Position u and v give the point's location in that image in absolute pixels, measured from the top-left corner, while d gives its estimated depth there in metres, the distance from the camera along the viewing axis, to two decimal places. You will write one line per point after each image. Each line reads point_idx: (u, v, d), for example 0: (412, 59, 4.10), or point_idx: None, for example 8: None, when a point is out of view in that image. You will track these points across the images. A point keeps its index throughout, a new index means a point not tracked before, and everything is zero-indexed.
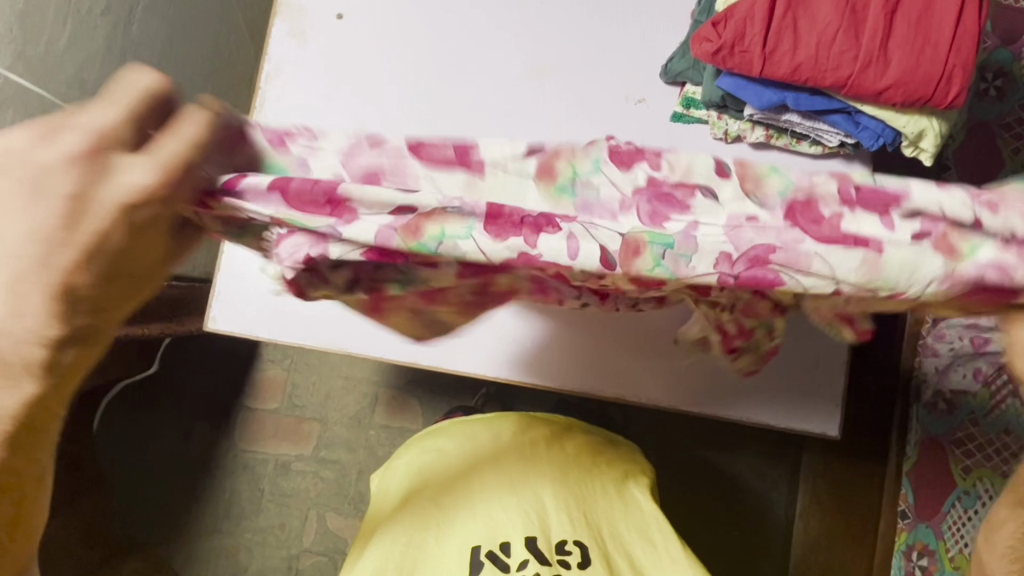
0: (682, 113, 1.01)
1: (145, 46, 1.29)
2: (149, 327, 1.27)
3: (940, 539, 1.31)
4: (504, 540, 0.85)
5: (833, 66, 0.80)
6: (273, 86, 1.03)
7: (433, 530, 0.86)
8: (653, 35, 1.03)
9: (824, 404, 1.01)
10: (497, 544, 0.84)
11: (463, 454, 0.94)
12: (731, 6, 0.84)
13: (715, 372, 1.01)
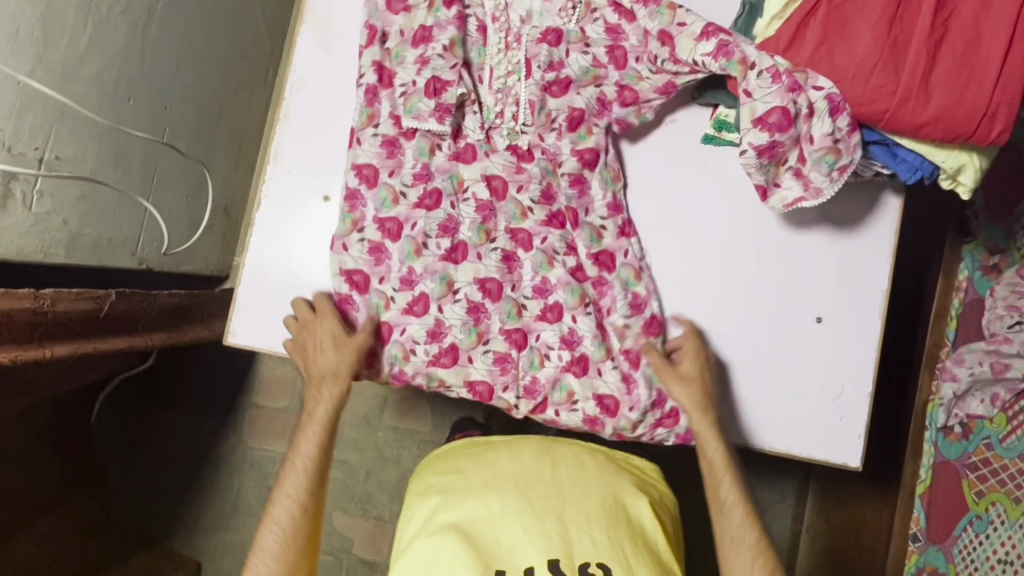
0: (714, 135, 0.99)
1: (163, 45, 1.28)
2: (150, 338, 1.30)
3: (950, 562, 1.37)
4: (526, 567, 0.83)
5: (870, 100, 0.78)
6: (297, 96, 0.99)
7: (449, 550, 0.83)
8: None
9: (846, 433, 1.00)
10: (520, 571, 0.82)
11: (483, 482, 0.93)
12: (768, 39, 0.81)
13: (744, 398, 1.00)
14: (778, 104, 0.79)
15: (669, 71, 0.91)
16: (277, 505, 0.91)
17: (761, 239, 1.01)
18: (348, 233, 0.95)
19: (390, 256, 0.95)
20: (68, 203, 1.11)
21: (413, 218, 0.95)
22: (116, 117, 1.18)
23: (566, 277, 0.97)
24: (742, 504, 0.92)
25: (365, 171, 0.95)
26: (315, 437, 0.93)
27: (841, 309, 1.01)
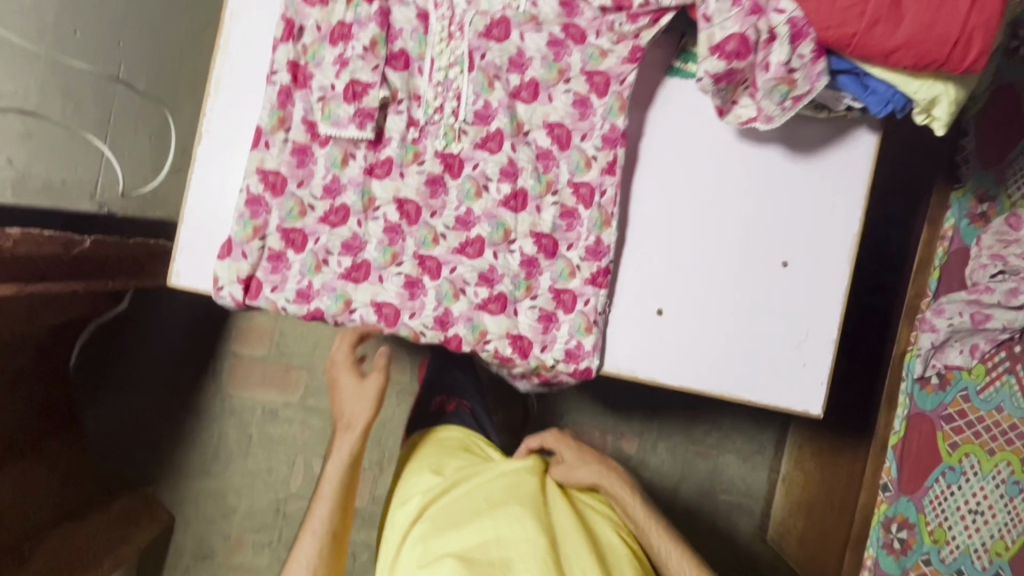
0: (680, 67, 0.95)
1: None
2: (111, 283, 1.25)
3: (921, 513, 1.36)
4: None
5: (837, 23, 0.72)
6: (237, 24, 0.92)
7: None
8: None
9: (810, 380, 0.97)
10: None
11: (476, 505, 0.88)
12: None
13: (709, 345, 0.97)
14: (736, 30, 0.74)
15: (630, 34, 0.87)
16: (303, 539, 0.94)
17: (727, 179, 0.97)
18: (248, 241, 0.91)
19: (291, 266, 0.93)
20: (11, 139, 1.07)
21: (317, 232, 0.92)
22: (60, 49, 1.13)
23: (469, 312, 0.94)
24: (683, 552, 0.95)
25: (271, 178, 0.91)
26: (342, 465, 1.00)
27: (809, 253, 0.97)
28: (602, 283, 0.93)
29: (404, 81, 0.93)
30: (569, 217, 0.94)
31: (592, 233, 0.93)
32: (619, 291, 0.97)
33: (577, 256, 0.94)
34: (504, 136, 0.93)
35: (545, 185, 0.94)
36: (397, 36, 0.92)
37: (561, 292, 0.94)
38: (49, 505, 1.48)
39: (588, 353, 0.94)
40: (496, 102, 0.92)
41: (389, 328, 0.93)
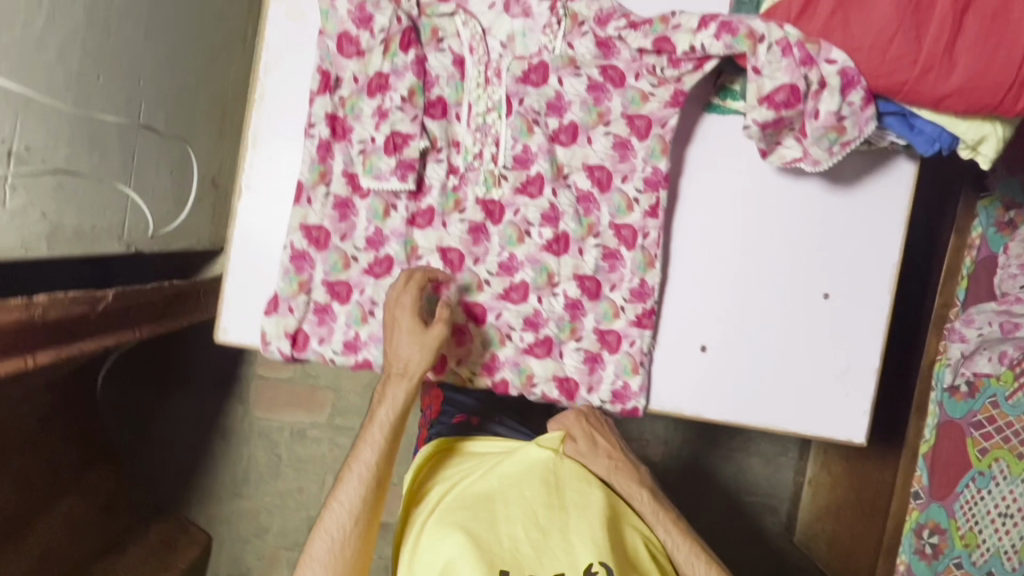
0: (719, 103, 0.94)
1: (129, 15, 1.20)
2: (138, 330, 1.28)
3: (952, 518, 1.36)
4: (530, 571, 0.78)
5: (887, 72, 0.72)
6: (272, 77, 0.91)
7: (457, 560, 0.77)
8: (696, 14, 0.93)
9: (853, 410, 0.98)
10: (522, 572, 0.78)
11: (486, 487, 0.87)
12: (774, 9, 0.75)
13: (752, 379, 0.98)
14: (786, 81, 0.74)
15: (671, 79, 0.87)
16: (330, 517, 0.85)
17: (768, 212, 0.96)
18: (294, 296, 0.91)
19: (336, 318, 0.93)
20: (45, 194, 1.06)
21: (362, 284, 0.92)
22: (85, 97, 1.12)
23: (516, 357, 0.95)
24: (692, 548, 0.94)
25: (315, 234, 0.91)
26: (391, 416, 0.87)
27: (849, 285, 0.97)
28: (647, 324, 0.94)
29: (443, 129, 0.92)
30: (611, 260, 0.94)
31: (635, 271, 0.93)
32: (662, 328, 0.98)
33: (621, 297, 0.95)
34: (544, 180, 0.93)
35: (587, 228, 0.94)
36: (434, 84, 0.91)
37: (606, 333, 0.95)
38: (95, 538, 1.50)
39: (635, 394, 0.95)
40: (536, 146, 0.92)
41: (438, 375, 0.95)
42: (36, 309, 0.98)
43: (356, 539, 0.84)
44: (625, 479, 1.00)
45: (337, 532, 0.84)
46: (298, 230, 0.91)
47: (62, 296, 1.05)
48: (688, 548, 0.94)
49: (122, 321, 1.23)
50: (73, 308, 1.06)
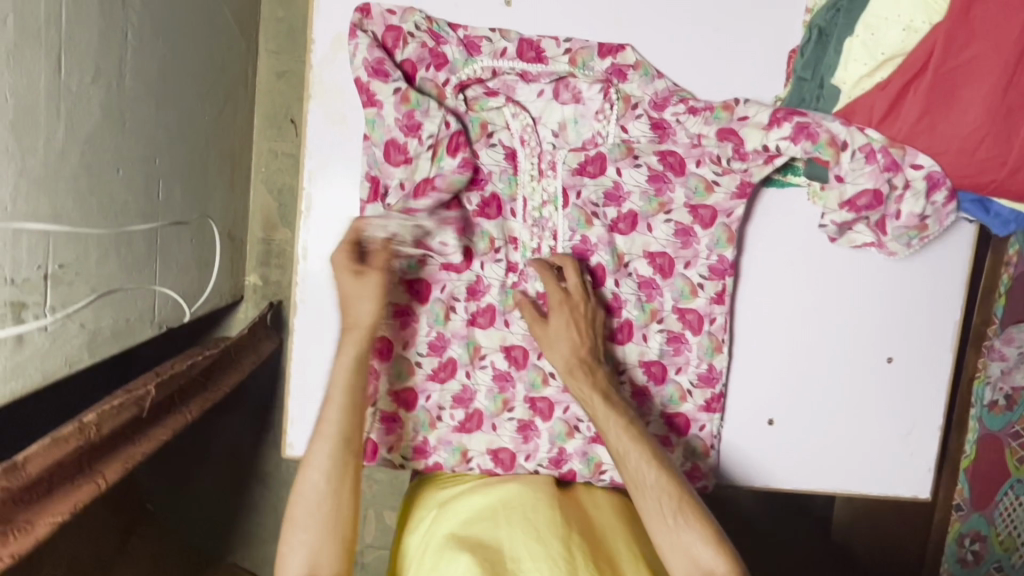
0: (779, 179, 0.92)
1: (140, 96, 1.14)
2: (191, 411, 1.11)
3: (993, 526, 1.34)
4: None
5: (975, 173, 0.70)
6: (317, 185, 0.88)
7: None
8: (752, 91, 0.89)
9: (918, 469, 0.99)
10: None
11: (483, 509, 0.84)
12: (852, 109, 0.73)
13: (820, 447, 0.98)
14: (869, 185, 0.72)
15: (737, 169, 0.85)
16: (303, 513, 0.76)
17: (830, 282, 0.95)
18: (363, 410, 0.90)
19: (405, 425, 0.92)
20: (81, 304, 1.02)
21: (427, 389, 0.92)
22: (107, 190, 1.06)
23: (584, 447, 0.94)
24: (711, 540, 0.74)
25: (377, 345, 0.90)
26: (348, 365, 0.80)
27: (913, 348, 0.97)
28: (716, 408, 0.94)
29: (499, 228, 0.90)
30: (677, 345, 0.93)
31: (699, 355, 0.93)
32: (728, 404, 0.97)
33: (687, 381, 0.94)
34: (606, 272, 0.90)
35: (650, 314, 0.92)
36: (487, 181, 0.89)
37: (674, 417, 0.94)
38: None
39: (706, 473, 0.96)
40: (596, 237, 0.89)
41: (507, 472, 0.94)
42: (90, 427, 0.86)
43: (329, 497, 0.77)
44: (624, 446, 0.81)
45: (311, 495, 0.76)
46: None
47: (111, 402, 0.93)
48: (704, 540, 0.74)
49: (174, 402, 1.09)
50: (126, 411, 0.93)
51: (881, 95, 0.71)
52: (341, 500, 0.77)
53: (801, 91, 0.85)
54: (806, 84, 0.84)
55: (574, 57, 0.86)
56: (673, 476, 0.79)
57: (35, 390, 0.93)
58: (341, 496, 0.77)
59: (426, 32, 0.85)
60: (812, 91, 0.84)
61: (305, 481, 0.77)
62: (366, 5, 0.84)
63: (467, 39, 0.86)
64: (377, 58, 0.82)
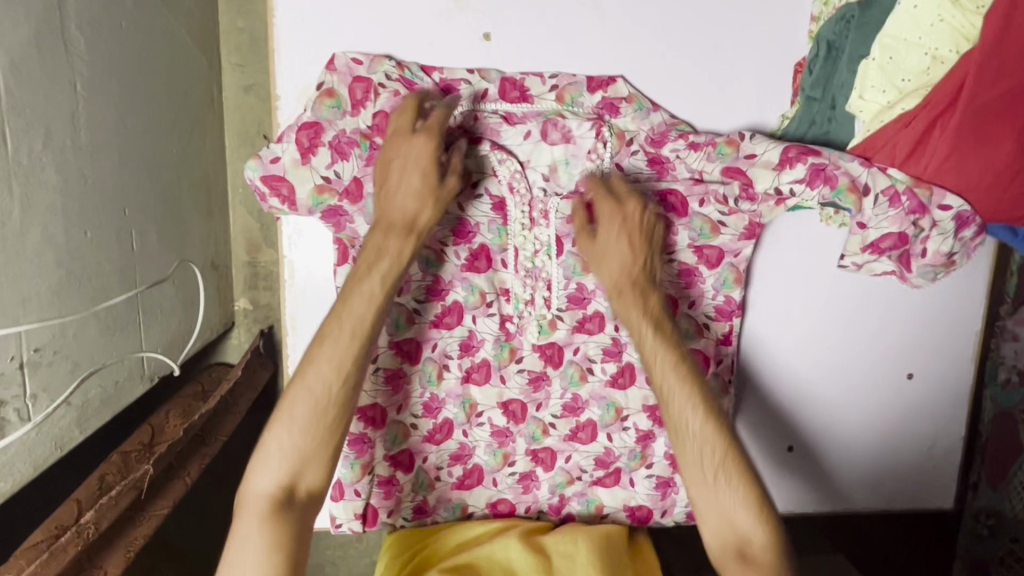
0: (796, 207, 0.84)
1: (100, 148, 1.07)
2: (190, 474, 1.06)
3: None
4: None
5: (1009, 208, 0.67)
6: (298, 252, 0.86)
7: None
8: (755, 118, 0.84)
9: (926, 479, 1.00)
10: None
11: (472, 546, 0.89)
12: (875, 145, 0.70)
13: (839, 467, 0.98)
14: (894, 228, 0.68)
15: (747, 212, 0.82)
16: (286, 423, 0.72)
17: (834, 306, 0.92)
18: (358, 480, 0.88)
19: (403, 487, 0.91)
20: (62, 380, 0.96)
21: (424, 452, 0.91)
22: (77, 256, 1.00)
23: (584, 489, 0.95)
24: (754, 505, 0.73)
25: (370, 413, 0.87)
26: (384, 272, 0.75)
27: (932, 363, 0.96)
28: None
29: (490, 280, 0.86)
30: None
31: None
32: None
33: None
34: (605, 317, 0.89)
35: None
36: (475, 233, 0.85)
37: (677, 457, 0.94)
38: None
39: None
40: (593, 284, 0.87)
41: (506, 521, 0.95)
42: (87, 528, 0.84)
43: (322, 425, 0.73)
44: (675, 384, 0.77)
45: (306, 413, 0.72)
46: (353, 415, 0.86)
47: (109, 492, 0.91)
48: (747, 501, 0.74)
49: (172, 472, 1.04)
50: (123, 500, 0.91)
51: (907, 131, 0.67)
52: (331, 425, 0.74)
53: (810, 114, 0.78)
54: (816, 105, 0.77)
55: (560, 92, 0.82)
56: (725, 424, 0.76)
57: (28, 481, 0.90)
58: (336, 423, 0.74)
59: (396, 81, 0.80)
60: (823, 114, 0.78)
61: (304, 384, 0.73)
62: (332, 57, 0.81)
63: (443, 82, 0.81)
64: (341, 116, 0.79)
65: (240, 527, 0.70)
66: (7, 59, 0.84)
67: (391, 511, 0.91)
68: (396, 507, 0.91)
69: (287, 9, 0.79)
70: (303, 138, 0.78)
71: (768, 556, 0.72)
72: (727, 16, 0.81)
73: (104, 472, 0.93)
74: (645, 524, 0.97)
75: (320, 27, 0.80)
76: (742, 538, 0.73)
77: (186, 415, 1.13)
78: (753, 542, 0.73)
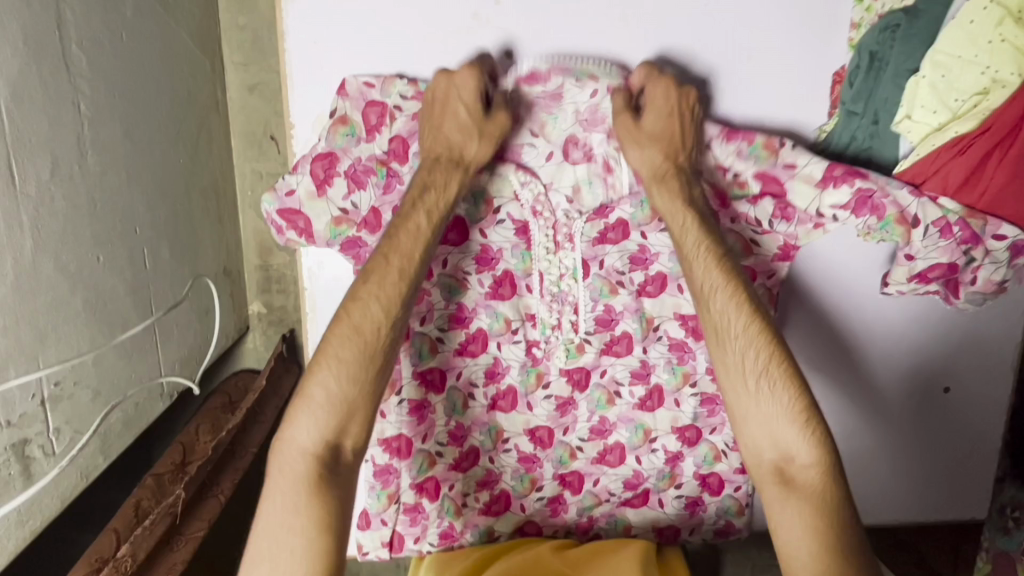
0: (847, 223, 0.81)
1: (108, 170, 1.03)
2: (223, 491, 1.04)
3: None
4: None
5: None
6: (319, 284, 0.85)
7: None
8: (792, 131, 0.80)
9: (956, 490, 1.01)
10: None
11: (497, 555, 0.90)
12: (929, 169, 0.73)
13: (868, 479, 0.99)
14: (942, 260, 0.72)
15: (781, 231, 0.79)
16: (323, 367, 0.72)
17: (882, 331, 0.91)
18: (385, 509, 0.88)
19: (429, 515, 0.90)
20: (84, 410, 0.95)
21: (450, 479, 0.90)
22: (90, 285, 0.98)
23: (613, 510, 0.94)
24: (797, 420, 0.74)
25: (394, 445, 0.86)
26: (430, 208, 0.73)
27: (972, 379, 0.95)
28: None
29: (514, 306, 0.84)
30: (709, 406, 0.90)
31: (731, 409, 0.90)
32: None
33: (722, 438, 0.92)
34: (633, 339, 0.86)
35: (682, 377, 0.88)
36: (497, 259, 0.83)
37: (707, 476, 0.93)
38: None
39: (739, 527, 0.96)
40: (620, 305, 0.85)
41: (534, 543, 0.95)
42: (124, 562, 0.85)
43: (364, 373, 0.72)
44: (721, 293, 0.75)
45: (347, 358, 0.72)
46: (377, 446, 0.85)
47: (146, 522, 0.91)
48: (793, 418, 0.74)
49: (205, 487, 1.03)
50: (159, 527, 0.91)
51: (961, 159, 0.72)
52: (371, 376, 0.73)
53: (850, 130, 0.77)
54: (857, 121, 0.76)
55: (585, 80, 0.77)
56: (773, 333, 0.76)
57: (57, 513, 0.91)
58: (377, 372, 0.73)
59: (412, 98, 0.77)
60: (863, 130, 0.77)
61: (347, 327, 0.72)
62: (341, 82, 0.77)
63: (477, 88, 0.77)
64: (356, 143, 0.77)
65: (279, 472, 0.70)
66: (7, 89, 0.81)
67: (417, 538, 0.91)
68: (422, 535, 0.91)
69: (297, 36, 0.76)
70: (318, 170, 0.76)
71: (811, 477, 0.73)
72: (762, 26, 0.77)
73: (140, 498, 0.94)
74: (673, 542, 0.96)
75: (334, 50, 0.76)
76: (783, 456, 0.75)
77: (216, 430, 1.12)
78: (795, 461, 0.74)
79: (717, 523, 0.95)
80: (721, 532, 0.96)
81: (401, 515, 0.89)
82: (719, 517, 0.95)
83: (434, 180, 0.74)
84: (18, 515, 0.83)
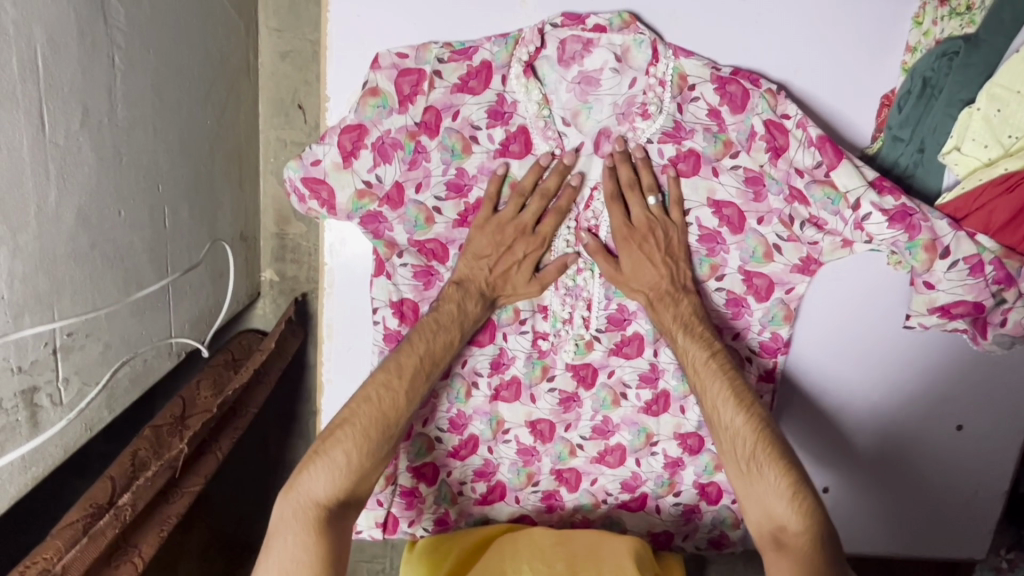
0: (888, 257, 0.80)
1: (136, 124, 1.02)
2: (221, 450, 1.05)
3: None
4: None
5: None
6: (339, 260, 0.84)
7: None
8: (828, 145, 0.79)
9: (962, 532, 0.98)
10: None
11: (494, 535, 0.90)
12: (976, 207, 0.73)
13: (867, 511, 0.97)
14: (968, 298, 0.74)
15: (807, 239, 0.80)
16: (343, 431, 0.70)
17: (896, 365, 0.89)
18: (381, 490, 0.88)
19: (424, 499, 0.90)
20: (93, 362, 0.96)
21: (447, 465, 0.90)
22: (108, 238, 0.97)
23: (609, 509, 0.94)
24: (788, 492, 0.69)
25: None
26: (459, 317, 0.78)
27: (987, 418, 0.92)
28: None
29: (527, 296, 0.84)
30: None
31: None
32: None
33: None
34: (644, 341, 0.85)
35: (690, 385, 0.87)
36: None
37: (706, 486, 0.92)
38: None
39: (733, 541, 0.95)
40: (634, 305, 0.84)
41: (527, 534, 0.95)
42: (125, 510, 0.83)
43: (378, 444, 0.71)
44: (706, 386, 0.77)
45: (370, 427, 0.71)
46: None
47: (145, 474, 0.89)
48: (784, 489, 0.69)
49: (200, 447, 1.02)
50: (160, 479, 0.91)
51: (1009, 197, 0.72)
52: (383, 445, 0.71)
53: (895, 154, 0.78)
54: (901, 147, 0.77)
55: (625, 64, 0.77)
56: (765, 423, 0.73)
57: (58, 463, 0.92)
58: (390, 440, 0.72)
59: (448, 63, 0.76)
60: (908, 156, 0.78)
61: (372, 397, 0.72)
62: (374, 56, 0.76)
63: (527, 58, 0.76)
64: (387, 115, 0.76)
65: (281, 524, 0.67)
66: (45, 36, 0.80)
67: (411, 521, 0.91)
68: (417, 517, 0.91)
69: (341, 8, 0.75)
70: (346, 142, 0.76)
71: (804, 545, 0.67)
72: (806, 42, 0.76)
73: (138, 447, 0.92)
74: (666, 547, 0.96)
75: (375, 26, 0.76)
76: (777, 525, 0.69)
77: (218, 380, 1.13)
78: (789, 530, 0.68)
79: (711, 534, 0.95)
80: (715, 543, 0.95)
81: (398, 495, 0.89)
82: (713, 528, 0.95)
83: (471, 308, 0.79)
84: (21, 462, 0.83)
